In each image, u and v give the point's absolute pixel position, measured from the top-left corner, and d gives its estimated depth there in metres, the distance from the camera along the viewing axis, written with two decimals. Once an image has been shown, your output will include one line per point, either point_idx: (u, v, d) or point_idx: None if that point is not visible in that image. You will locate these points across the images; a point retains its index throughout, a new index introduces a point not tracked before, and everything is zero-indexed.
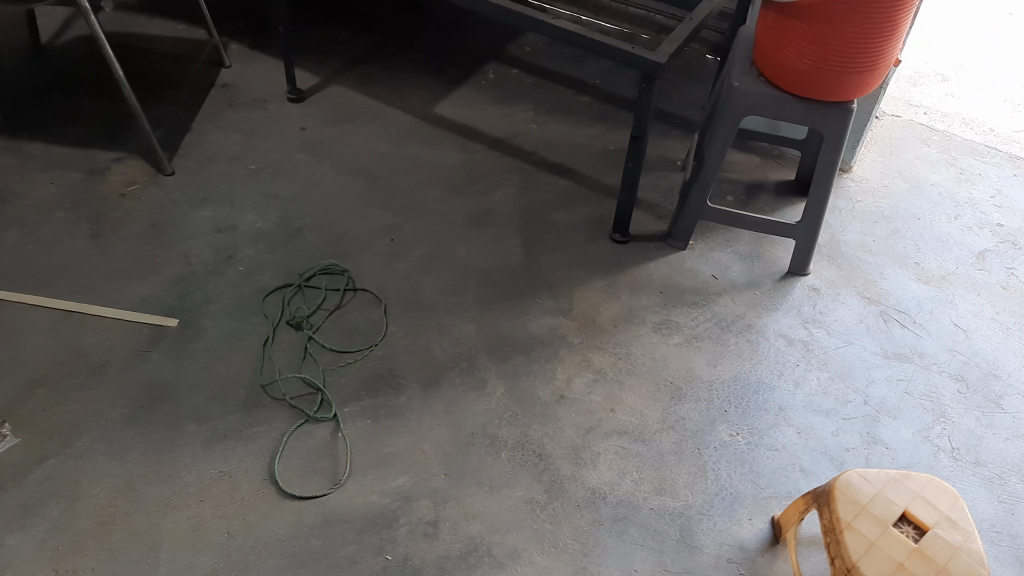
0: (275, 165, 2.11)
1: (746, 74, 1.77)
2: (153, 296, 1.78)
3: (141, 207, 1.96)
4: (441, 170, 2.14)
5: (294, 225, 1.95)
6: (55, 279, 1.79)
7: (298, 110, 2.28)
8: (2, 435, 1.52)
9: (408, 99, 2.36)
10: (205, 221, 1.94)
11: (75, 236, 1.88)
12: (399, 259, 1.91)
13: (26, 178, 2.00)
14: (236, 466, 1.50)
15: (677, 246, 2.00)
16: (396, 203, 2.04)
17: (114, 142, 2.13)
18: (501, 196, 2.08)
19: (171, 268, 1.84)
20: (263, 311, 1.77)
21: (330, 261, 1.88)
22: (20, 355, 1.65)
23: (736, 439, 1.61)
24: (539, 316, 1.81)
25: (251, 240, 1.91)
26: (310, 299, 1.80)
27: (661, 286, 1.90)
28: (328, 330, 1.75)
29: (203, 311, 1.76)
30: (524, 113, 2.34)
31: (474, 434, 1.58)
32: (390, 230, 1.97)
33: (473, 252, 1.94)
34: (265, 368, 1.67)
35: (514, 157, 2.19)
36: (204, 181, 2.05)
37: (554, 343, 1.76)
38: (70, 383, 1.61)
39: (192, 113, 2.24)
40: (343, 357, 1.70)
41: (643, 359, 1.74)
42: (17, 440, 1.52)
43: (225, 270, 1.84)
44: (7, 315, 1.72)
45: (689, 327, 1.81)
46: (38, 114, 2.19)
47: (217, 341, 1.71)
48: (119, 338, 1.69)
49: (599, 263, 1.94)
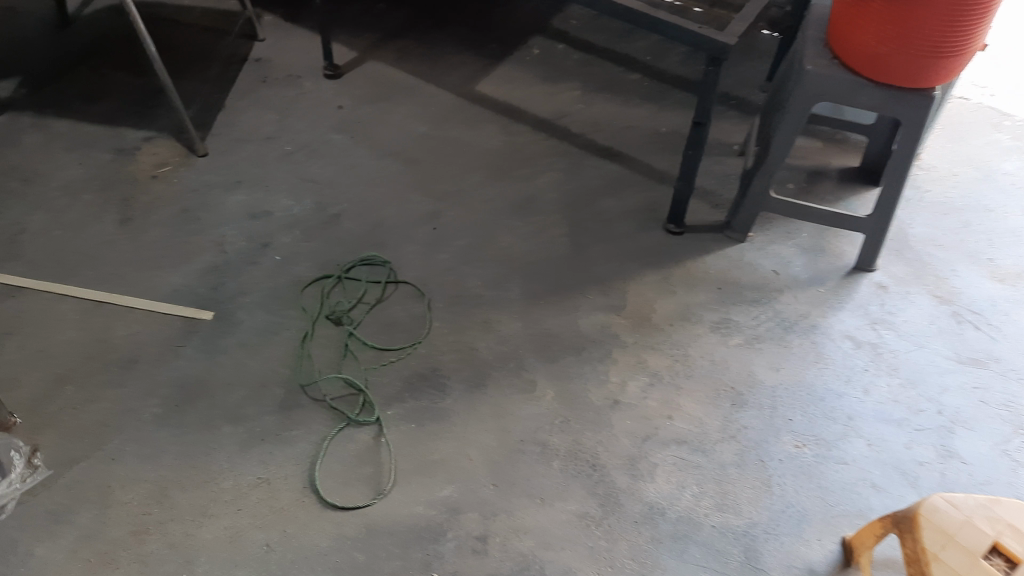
0: (311, 145, 2.00)
1: (820, 56, 1.64)
2: (185, 287, 1.69)
3: (172, 190, 1.87)
4: (485, 152, 2.03)
5: (331, 212, 1.86)
6: (83, 267, 1.71)
7: (334, 86, 2.17)
8: (35, 467, 1.41)
9: (448, 75, 2.24)
10: (239, 206, 1.85)
11: (103, 221, 1.79)
12: (441, 249, 1.81)
13: (52, 157, 1.91)
14: (274, 472, 1.43)
15: (736, 238, 1.88)
16: (437, 188, 1.93)
17: (144, 120, 2.02)
18: (549, 181, 1.97)
19: (204, 257, 1.75)
20: (301, 304, 1.68)
21: (369, 252, 1.78)
22: (48, 348, 1.57)
23: (802, 451, 1.51)
24: (590, 312, 1.71)
25: (287, 227, 1.82)
26: (349, 292, 1.70)
27: (719, 281, 1.79)
28: (369, 325, 1.66)
29: (238, 303, 1.67)
30: (571, 91, 2.21)
31: (524, 441, 1.49)
32: (431, 217, 1.87)
33: (520, 241, 1.84)
34: (303, 366, 1.58)
35: (561, 139, 2.07)
36: (237, 162, 1.95)
37: (606, 342, 1.66)
38: (100, 379, 1.53)
39: (225, 89, 2.13)
40: (386, 355, 1.61)
41: (701, 361, 1.64)
42: (72, 446, 1.44)
43: (261, 259, 1.75)
44: (33, 305, 1.64)
45: (750, 327, 1.71)
46: (65, 89, 2.09)
47: (252, 336, 1.62)
48: (151, 331, 1.61)
49: (653, 255, 1.83)
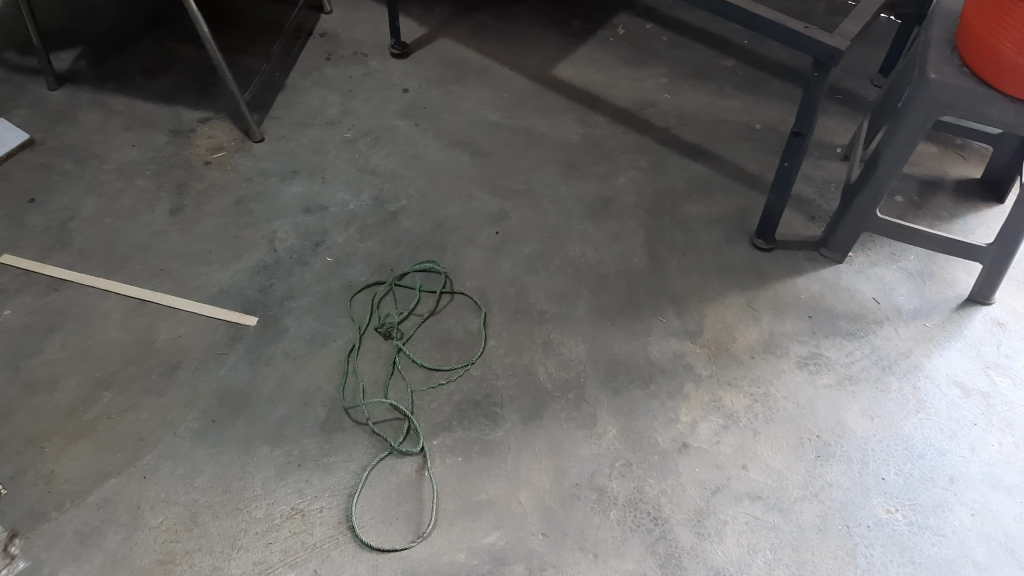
0: (374, 133, 1.87)
1: (947, 62, 1.41)
2: (232, 287, 1.59)
3: (226, 178, 1.77)
4: (559, 146, 1.86)
5: (390, 208, 1.73)
6: (130, 260, 1.62)
7: (402, 66, 2.03)
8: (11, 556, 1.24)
9: (525, 57, 2.07)
10: (294, 198, 1.74)
11: (154, 210, 1.71)
12: (505, 256, 1.66)
13: (107, 137, 1.83)
14: (310, 503, 1.33)
15: (833, 258, 1.68)
16: (505, 185, 1.78)
17: (202, 99, 1.92)
18: (627, 182, 1.79)
19: (254, 254, 1.64)
20: (350, 313, 1.56)
21: (427, 257, 1.65)
22: (89, 348, 1.50)
23: (895, 517, 1.34)
24: (664, 337, 1.55)
25: (342, 224, 1.70)
26: (402, 303, 1.58)
27: (811, 308, 1.60)
28: (420, 341, 1.54)
29: (285, 308, 1.57)
30: (658, 77, 2.02)
31: (580, 486, 1.36)
32: (497, 218, 1.72)
33: (590, 250, 1.67)
34: (348, 385, 1.47)
35: (645, 133, 1.89)
36: (296, 149, 1.83)
37: (679, 375, 1.50)
38: (140, 386, 1.46)
39: (288, 67, 2.01)
40: (436, 376, 1.49)
41: (784, 402, 1.47)
42: (104, 460, 1.36)
43: (312, 259, 1.64)
44: (78, 300, 1.56)
45: (842, 365, 1.53)
46: (125, 63, 2.00)
47: (298, 345, 1.52)
48: (195, 335, 1.52)
49: (739, 273, 1.65)
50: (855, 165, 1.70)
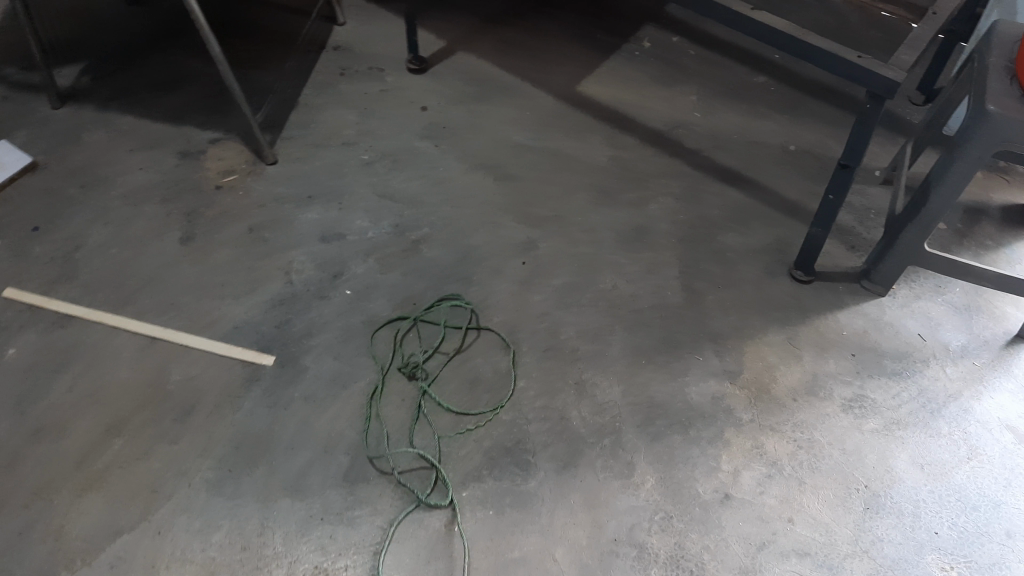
0: (393, 154, 1.79)
1: (1008, 92, 1.32)
2: (248, 323, 1.52)
3: (239, 204, 1.69)
4: (587, 170, 1.79)
5: (411, 237, 1.65)
6: (140, 294, 1.55)
7: (421, 83, 1.95)
8: None
9: (548, 73, 1.99)
10: (311, 225, 1.66)
11: (165, 238, 1.63)
12: (534, 289, 1.59)
13: (114, 159, 1.75)
14: (334, 561, 1.25)
15: (876, 291, 1.61)
16: (531, 213, 1.71)
17: (212, 118, 1.84)
18: (658, 210, 1.73)
19: (270, 287, 1.57)
20: (373, 352, 1.49)
21: (451, 291, 1.58)
22: (98, 391, 1.42)
23: (951, 575, 1.26)
24: (701, 378, 1.48)
25: (362, 254, 1.62)
26: (427, 340, 1.51)
27: (854, 347, 1.53)
28: (447, 382, 1.46)
29: (305, 347, 1.50)
30: (686, 96, 1.96)
31: (618, 542, 1.29)
32: (524, 248, 1.65)
33: (622, 282, 1.61)
34: (372, 431, 1.40)
35: (676, 157, 1.82)
36: (312, 171, 1.75)
37: (718, 419, 1.43)
38: (153, 433, 1.38)
39: (302, 83, 1.93)
40: (464, 420, 1.42)
41: (829, 449, 1.40)
42: (115, 513, 1.29)
43: (331, 293, 1.57)
44: (86, 338, 1.49)
45: (889, 409, 1.46)
46: (131, 79, 1.92)
47: (318, 388, 1.45)
48: (209, 376, 1.45)
49: (777, 309, 1.58)
50: (897, 191, 1.62)
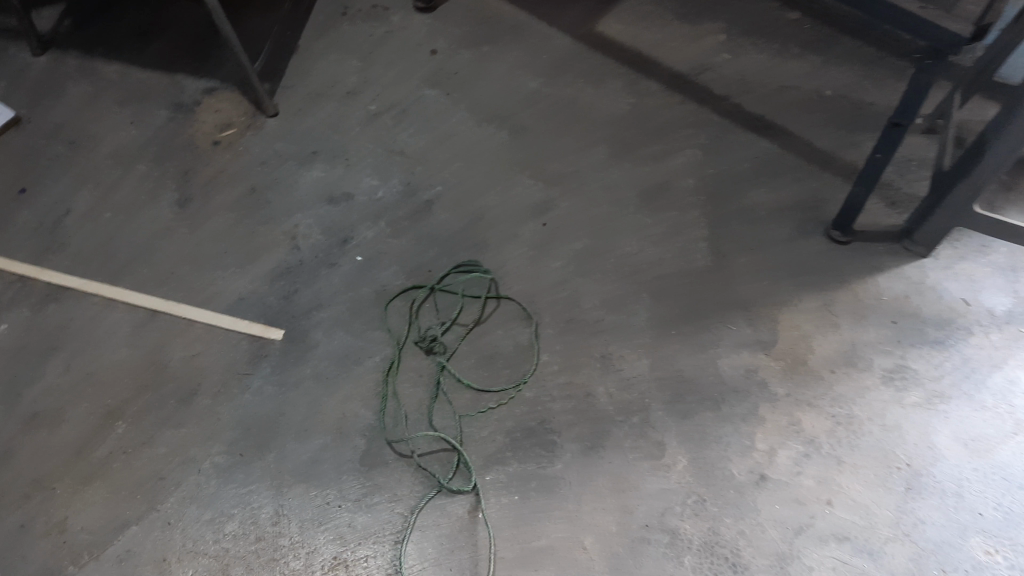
0: (400, 105, 1.68)
1: None
2: (252, 295, 1.44)
3: (238, 162, 1.58)
4: (608, 120, 1.67)
5: (422, 198, 1.56)
6: (135, 265, 1.46)
7: (427, 23, 1.82)
8: None
9: (564, 11, 1.86)
10: (315, 186, 1.56)
11: (159, 202, 1.53)
12: (553, 253, 1.50)
13: (101, 114, 1.63)
14: (354, 552, 1.19)
15: (918, 252, 1.51)
16: (548, 169, 1.60)
17: (204, 65, 1.71)
18: (684, 163, 1.62)
19: (274, 254, 1.48)
20: (386, 324, 1.41)
21: (467, 257, 1.49)
22: (96, 372, 1.36)
23: (995, 559, 1.20)
24: (733, 349, 1.41)
25: (371, 217, 1.53)
26: (443, 312, 1.43)
27: (894, 313, 1.45)
28: (465, 357, 1.39)
29: (313, 320, 1.42)
30: (714, 35, 1.81)
31: (648, 528, 1.23)
32: (542, 209, 1.55)
33: (647, 246, 1.51)
34: (388, 411, 1.33)
35: (702, 103, 1.70)
36: (313, 125, 1.64)
37: (752, 394, 1.36)
38: (157, 416, 1.32)
39: (301, 26, 1.80)
40: (484, 399, 1.35)
41: (869, 425, 1.33)
42: (118, 504, 1.24)
43: (340, 260, 1.48)
44: (81, 313, 1.41)
45: (931, 380, 1.38)
46: (117, 24, 1.79)
47: (329, 365, 1.37)
48: (213, 354, 1.38)
49: (813, 272, 1.49)
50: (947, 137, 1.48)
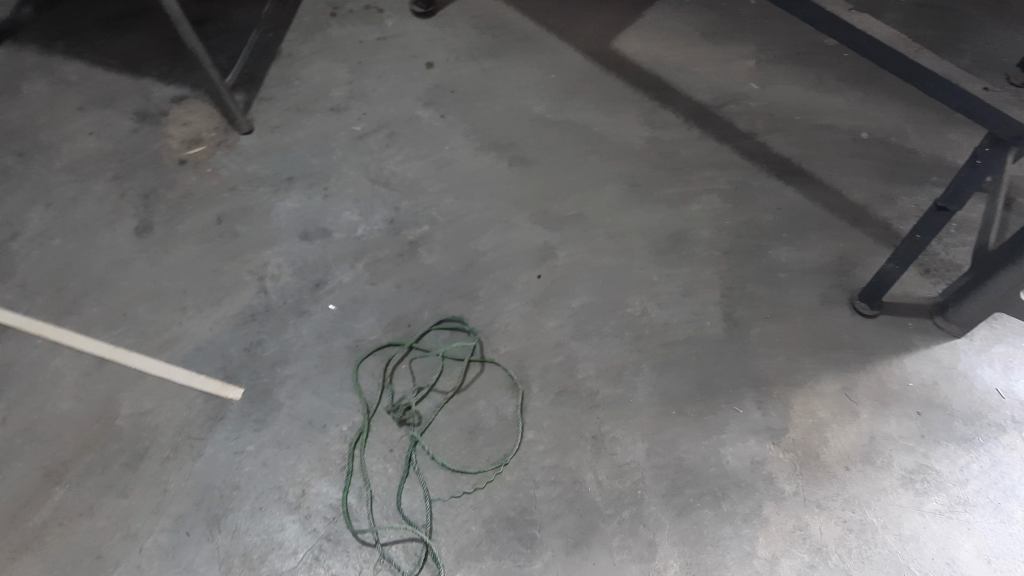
0: (390, 126, 1.53)
1: None
2: (212, 343, 1.30)
3: (205, 185, 1.44)
4: (620, 156, 1.53)
5: (408, 236, 1.41)
6: (86, 301, 1.32)
7: (426, 32, 1.68)
8: None
9: (578, 26, 1.72)
10: (290, 217, 1.41)
11: (117, 229, 1.39)
12: (549, 311, 1.36)
13: (59, 120, 1.49)
14: None
15: (951, 330, 1.37)
16: (552, 211, 1.46)
17: (175, 68, 1.57)
18: (701, 212, 1.48)
19: (239, 296, 1.34)
20: (358, 387, 1.27)
21: (453, 313, 1.35)
22: (35, 426, 1.22)
23: None
24: (739, 436, 1.27)
25: (349, 259, 1.38)
26: (421, 375, 1.29)
27: (921, 405, 1.31)
28: (442, 431, 1.25)
29: (277, 377, 1.28)
30: (742, 60, 1.68)
31: None
32: (541, 256, 1.41)
33: (654, 307, 1.38)
34: (353, 490, 1.20)
35: (723, 141, 1.56)
36: (293, 145, 1.49)
37: (756, 491, 1.23)
38: (98, 483, 1.18)
39: (284, 27, 1.66)
40: (460, 481, 1.21)
41: (883, 535, 1.19)
42: None
43: (311, 308, 1.34)
44: (23, 356, 1.27)
45: (956, 484, 1.24)
46: (83, 16, 1.64)
47: (291, 430, 1.24)
48: (164, 411, 1.24)
49: (834, 348, 1.36)
50: (997, 200, 1.26)
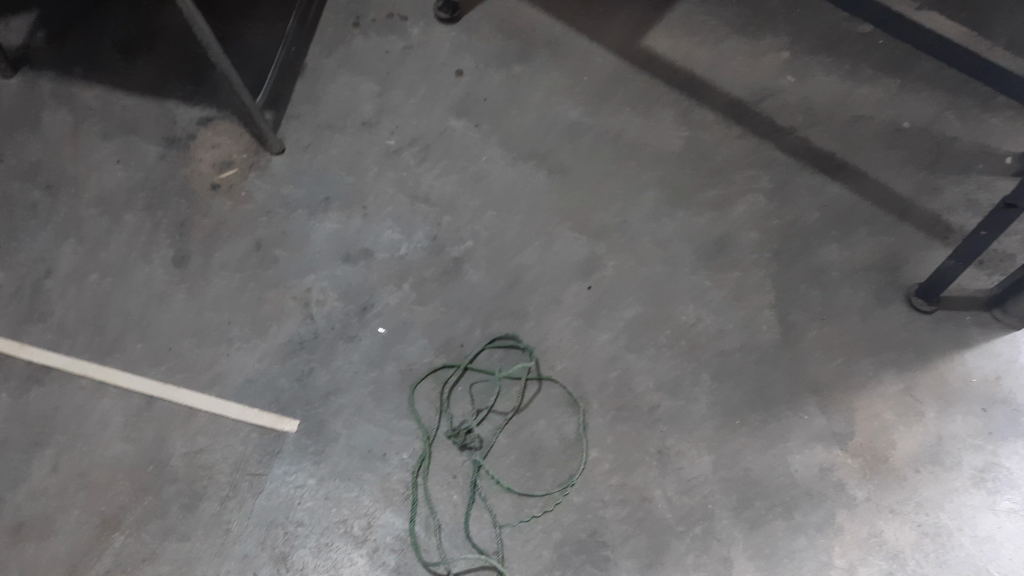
0: (424, 139, 1.49)
1: None
2: (262, 376, 1.26)
3: (240, 211, 1.40)
4: (658, 159, 1.49)
5: (451, 254, 1.38)
6: (127, 338, 1.29)
7: (451, 37, 1.63)
8: None
9: (605, 24, 1.66)
10: (330, 240, 1.38)
11: (152, 261, 1.35)
12: (601, 324, 1.33)
13: (84, 151, 1.46)
14: None
15: (1008, 324, 1.34)
16: (593, 220, 1.42)
17: (199, 89, 1.52)
18: (745, 213, 1.44)
19: (285, 325, 1.30)
20: (415, 413, 1.24)
21: (505, 331, 1.31)
22: (88, 471, 1.19)
23: None
24: (805, 445, 1.25)
25: (394, 280, 1.35)
26: (478, 397, 1.26)
27: (983, 402, 1.28)
28: (505, 454, 1.22)
29: (331, 407, 1.25)
30: (776, 53, 1.63)
31: None
32: (588, 268, 1.37)
33: (706, 315, 1.34)
34: (420, 520, 1.17)
35: (764, 138, 1.52)
36: (326, 165, 1.45)
37: (827, 499, 1.21)
38: (157, 527, 1.15)
39: (306, 40, 1.61)
40: (527, 505, 1.19)
41: (960, 537, 1.18)
42: None
43: (359, 333, 1.30)
44: (68, 399, 1.24)
45: None
46: (97, 38, 1.59)
47: (351, 462, 1.21)
48: (218, 449, 1.21)
49: (890, 348, 1.33)
50: None
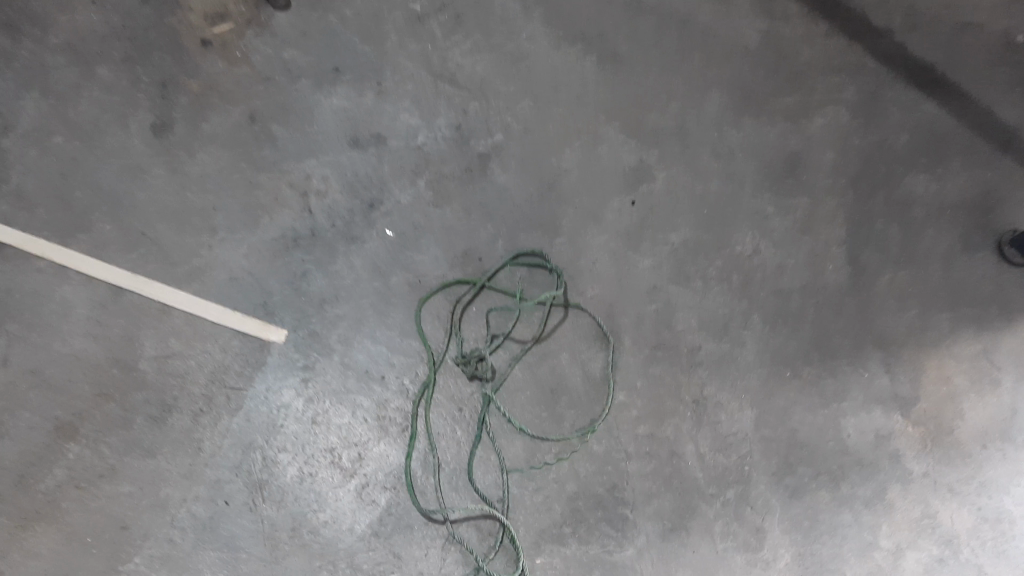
0: (455, 6, 1.26)
1: None
2: (247, 275, 1.09)
3: (234, 74, 1.19)
4: (728, 53, 1.26)
5: (477, 148, 1.18)
6: (93, 215, 1.10)
7: None
8: None
9: None
10: (337, 119, 1.18)
11: (127, 125, 1.15)
12: (643, 247, 1.15)
13: None
14: None
15: None
16: (645, 123, 1.21)
17: None
18: (824, 128, 1.23)
19: (278, 218, 1.12)
20: (422, 333, 1.08)
21: (533, 248, 1.13)
22: (41, 369, 1.03)
23: None
24: (863, 407, 1.09)
25: (408, 174, 1.16)
26: (495, 322, 1.10)
27: None
28: (520, 389, 1.07)
29: (326, 318, 1.08)
30: None
31: None
32: (635, 179, 1.18)
33: (764, 246, 1.16)
34: (418, 457, 1.03)
35: (853, 38, 1.28)
36: (337, 27, 1.23)
37: (881, 471, 1.07)
38: (119, 441, 1.01)
39: None
40: (541, 450, 1.04)
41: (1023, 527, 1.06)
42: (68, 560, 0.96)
43: (364, 235, 1.13)
44: (22, 282, 1.07)
45: None
46: None
47: (344, 382, 1.06)
48: (193, 357, 1.05)
49: (973, 303, 1.15)
50: None
